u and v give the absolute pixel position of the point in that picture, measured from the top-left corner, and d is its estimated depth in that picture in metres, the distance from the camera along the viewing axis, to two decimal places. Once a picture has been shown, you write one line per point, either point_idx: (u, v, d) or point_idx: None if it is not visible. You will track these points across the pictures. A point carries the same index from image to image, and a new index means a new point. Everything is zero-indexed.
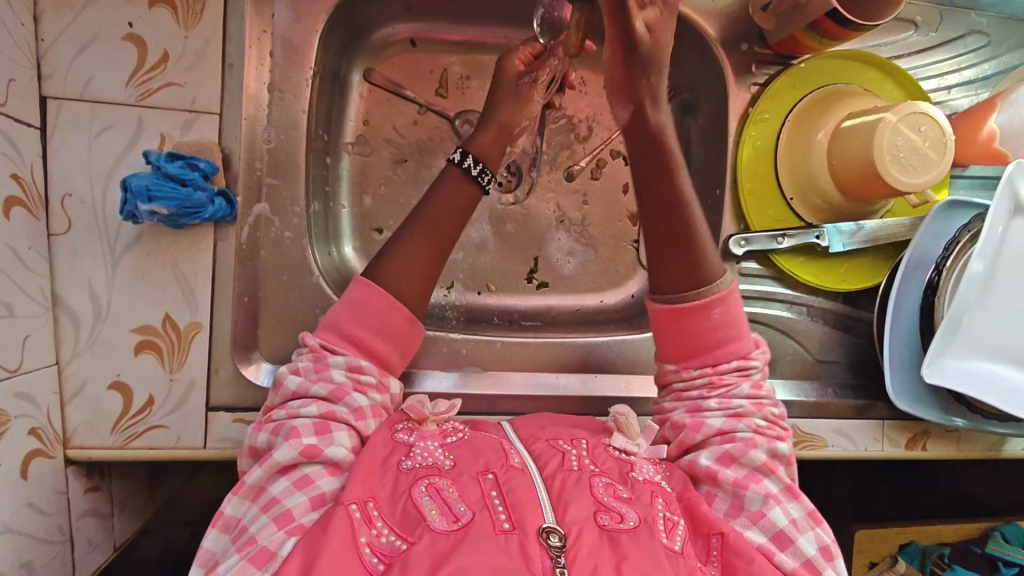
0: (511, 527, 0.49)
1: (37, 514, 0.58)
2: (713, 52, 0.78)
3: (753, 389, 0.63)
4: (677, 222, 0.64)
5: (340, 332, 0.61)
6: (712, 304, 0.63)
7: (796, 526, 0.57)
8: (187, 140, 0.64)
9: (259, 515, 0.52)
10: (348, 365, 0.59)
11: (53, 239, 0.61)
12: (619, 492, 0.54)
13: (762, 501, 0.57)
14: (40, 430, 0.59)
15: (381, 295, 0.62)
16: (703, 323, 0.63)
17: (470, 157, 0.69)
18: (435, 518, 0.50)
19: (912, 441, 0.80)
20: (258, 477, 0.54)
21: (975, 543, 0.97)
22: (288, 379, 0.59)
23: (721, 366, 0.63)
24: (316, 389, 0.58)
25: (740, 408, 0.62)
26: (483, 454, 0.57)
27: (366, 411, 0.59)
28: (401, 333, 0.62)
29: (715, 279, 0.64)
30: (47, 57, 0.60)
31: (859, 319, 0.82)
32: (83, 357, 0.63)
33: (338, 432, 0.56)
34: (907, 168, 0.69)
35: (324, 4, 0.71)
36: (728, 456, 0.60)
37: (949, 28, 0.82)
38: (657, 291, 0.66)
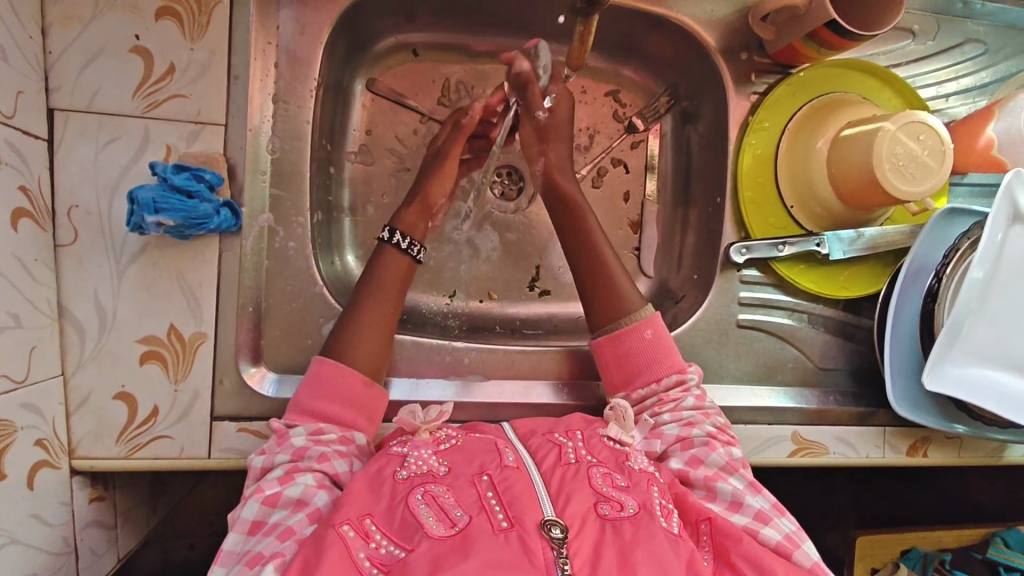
0: (510, 525, 0.48)
1: (42, 524, 0.58)
2: (713, 61, 0.79)
3: (698, 401, 0.67)
4: (594, 260, 0.73)
5: (302, 410, 0.62)
6: (642, 327, 0.69)
7: (763, 512, 0.58)
8: (192, 152, 0.64)
9: (236, 566, 0.51)
10: (311, 432, 0.60)
11: (60, 250, 0.61)
12: (617, 481, 0.55)
13: (729, 497, 0.59)
14: (46, 440, 0.59)
15: (334, 367, 0.63)
16: (637, 348, 0.69)
17: (398, 233, 0.71)
18: (432, 525, 0.49)
19: (914, 447, 0.80)
20: (234, 540, 0.54)
21: (976, 548, 0.97)
22: (254, 460, 0.59)
23: (661, 381, 0.68)
24: (279, 456, 0.59)
25: (690, 417, 0.65)
26: (478, 457, 0.57)
27: (331, 454, 0.59)
28: (360, 399, 0.63)
29: (639, 308, 0.71)
30: (54, 70, 0.61)
31: (860, 326, 0.83)
32: (88, 367, 0.63)
33: (303, 476, 0.57)
34: (905, 176, 0.70)
35: (328, 15, 0.71)
36: (695, 459, 0.62)
37: (946, 37, 0.83)
38: (596, 330, 0.72)
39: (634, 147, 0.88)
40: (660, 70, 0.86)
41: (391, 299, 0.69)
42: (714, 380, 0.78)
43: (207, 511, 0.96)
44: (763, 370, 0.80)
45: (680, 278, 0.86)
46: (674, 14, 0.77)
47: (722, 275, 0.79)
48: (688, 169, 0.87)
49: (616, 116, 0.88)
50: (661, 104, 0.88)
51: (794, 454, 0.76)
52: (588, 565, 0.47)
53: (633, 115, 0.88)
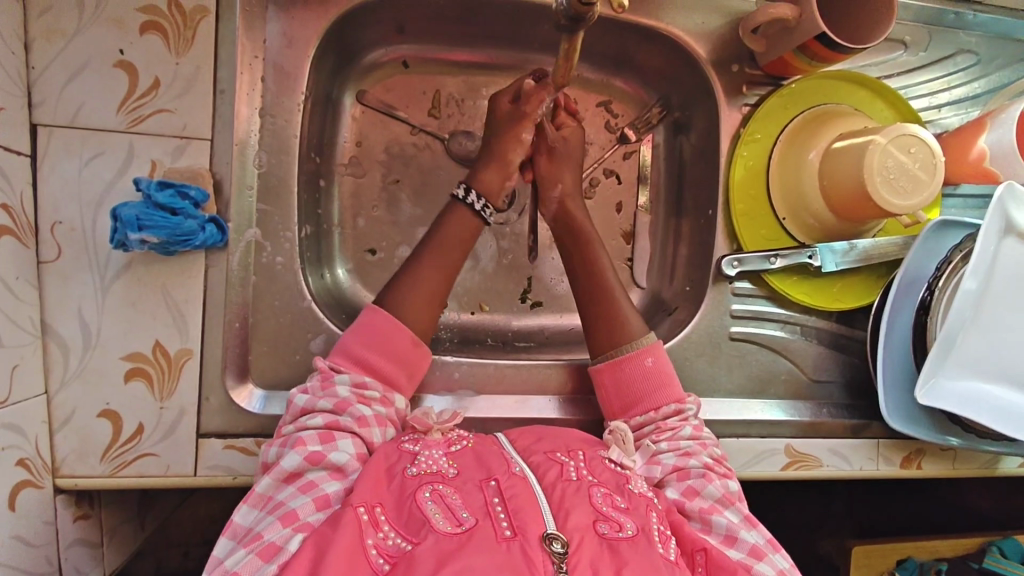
0: (513, 534, 0.48)
1: (25, 546, 0.58)
2: (704, 72, 0.78)
3: (695, 430, 0.67)
4: (599, 286, 0.74)
5: (350, 355, 0.63)
6: (642, 354, 0.69)
7: (759, 549, 0.57)
8: (177, 166, 0.64)
9: (267, 515, 0.52)
10: (355, 383, 0.61)
11: (43, 267, 0.61)
12: (617, 502, 0.55)
13: (724, 531, 0.59)
14: (28, 460, 0.58)
15: (387, 319, 0.65)
16: (636, 373, 0.69)
17: (474, 193, 0.73)
18: (439, 521, 0.49)
19: (908, 460, 0.80)
20: (265, 485, 0.54)
21: (972, 558, 0.97)
22: (296, 398, 0.60)
23: (661, 410, 0.68)
24: (322, 403, 0.59)
25: (688, 447, 0.65)
26: (487, 463, 0.57)
27: (369, 420, 0.60)
28: (408, 356, 0.65)
29: (640, 336, 0.71)
30: (37, 85, 0.60)
31: (853, 338, 0.82)
32: (72, 385, 0.62)
33: (343, 440, 0.57)
34: (896, 189, 0.69)
35: (316, 28, 0.71)
36: (691, 490, 0.62)
37: (938, 47, 0.83)
38: (596, 352, 0.72)
39: (626, 158, 0.87)
40: (652, 81, 0.86)
41: (456, 253, 0.71)
42: (706, 393, 0.78)
43: (198, 525, 0.96)
44: (756, 382, 0.79)
45: (672, 290, 0.85)
46: (665, 26, 0.77)
47: (714, 287, 0.79)
48: (680, 180, 0.87)
49: (608, 127, 0.87)
50: (653, 114, 0.87)
51: (787, 467, 0.76)
52: (588, 575, 0.46)
53: (625, 126, 0.87)
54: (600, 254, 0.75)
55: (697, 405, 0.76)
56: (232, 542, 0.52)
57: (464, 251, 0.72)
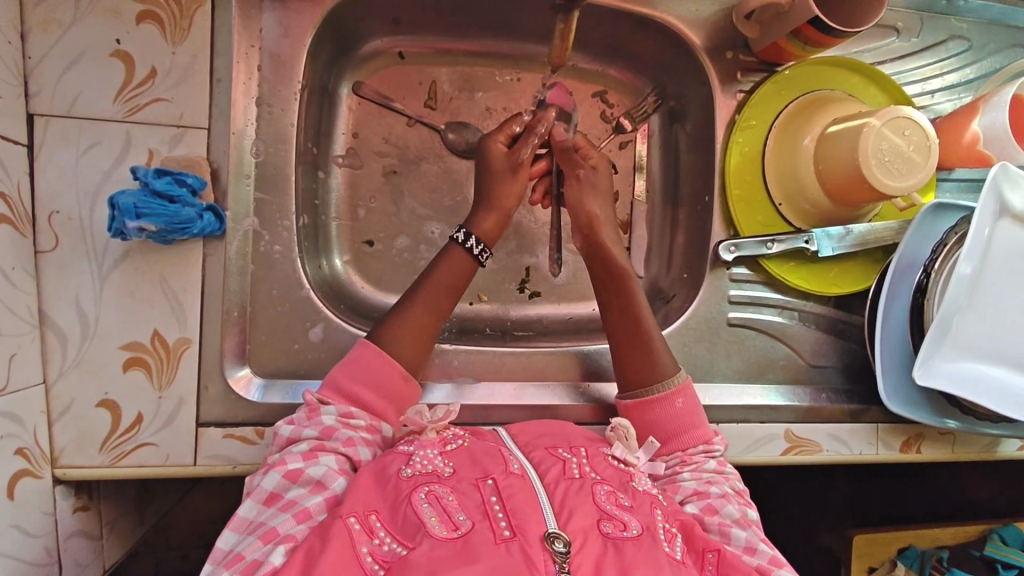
0: (512, 535, 0.48)
1: (24, 535, 0.57)
2: (698, 59, 0.79)
3: (719, 465, 0.66)
4: (635, 324, 0.72)
5: (339, 389, 0.63)
6: (674, 395, 0.68)
7: (777, 560, 0.57)
8: (174, 155, 0.64)
9: (247, 537, 0.52)
10: (341, 412, 0.61)
11: (41, 257, 0.61)
12: (621, 500, 0.55)
13: (742, 545, 0.58)
14: (27, 449, 0.58)
15: (375, 352, 0.65)
16: (668, 413, 0.67)
17: (472, 238, 0.73)
18: (435, 524, 0.49)
19: (907, 444, 0.80)
20: (248, 508, 0.54)
21: (973, 545, 0.97)
22: (281, 427, 0.60)
23: (689, 450, 0.66)
24: (307, 431, 0.59)
25: (709, 477, 0.64)
26: (482, 460, 0.56)
27: (356, 440, 0.60)
28: (395, 389, 0.64)
29: (670, 374, 0.69)
30: (34, 75, 0.60)
31: (850, 322, 0.83)
32: (70, 375, 0.62)
33: (326, 457, 0.57)
34: (891, 171, 0.70)
35: (312, 18, 0.71)
36: (710, 507, 0.61)
37: (930, 33, 0.83)
38: (625, 389, 0.70)
39: (622, 147, 0.87)
40: (647, 71, 0.86)
41: (445, 298, 0.70)
42: (705, 379, 0.78)
43: (197, 523, 0.95)
44: (755, 368, 0.79)
45: (670, 278, 0.85)
46: (659, 14, 0.78)
47: (711, 273, 0.79)
48: (676, 169, 0.87)
49: (604, 117, 0.88)
50: (648, 104, 0.88)
51: (787, 452, 0.76)
52: None
53: (621, 116, 0.88)
54: (632, 283, 0.74)
55: (696, 391, 0.76)
56: (214, 567, 0.51)
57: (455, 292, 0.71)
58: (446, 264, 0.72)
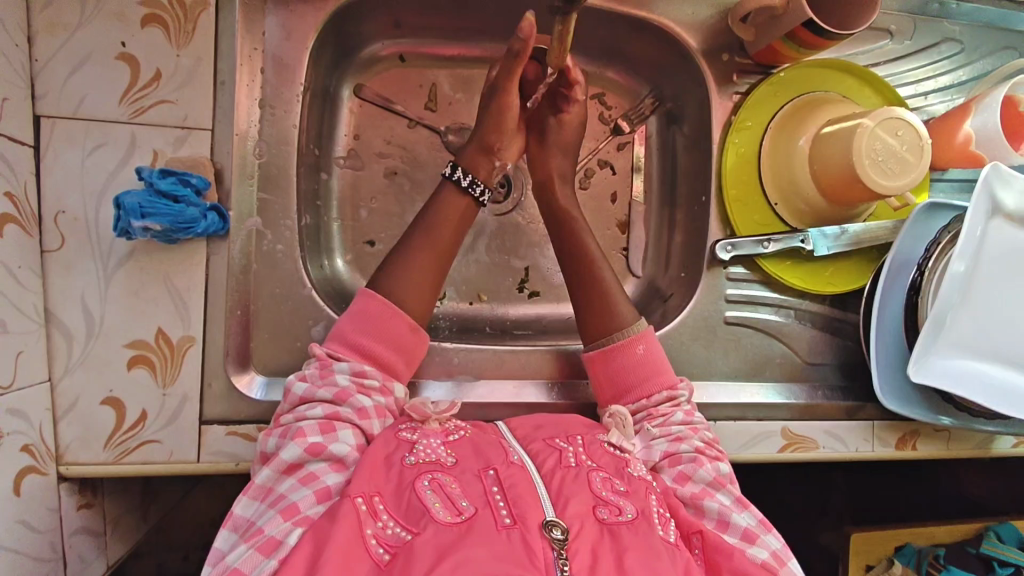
0: (512, 522, 0.49)
1: (30, 531, 0.58)
2: (695, 62, 0.80)
3: (687, 416, 0.67)
4: (589, 273, 0.73)
5: (346, 341, 0.63)
6: (635, 342, 0.69)
7: (750, 535, 0.58)
8: (178, 156, 0.65)
9: (267, 510, 0.52)
10: (354, 371, 0.61)
11: (47, 256, 0.61)
12: (616, 486, 0.55)
13: (715, 516, 0.59)
14: (33, 446, 0.59)
15: (382, 305, 0.64)
16: (631, 361, 0.69)
17: (459, 170, 0.72)
18: (438, 510, 0.50)
19: (902, 441, 0.81)
20: (265, 477, 0.55)
21: (970, 543, 0.97)
22: (294, 386, 0.60)
23: (652, 398, 0.68)
24: (321, 393, 0.59)
25: (678, 433, 0.65)
26: (484, 452, 0.57)
27: (370, 411, 0.60)
28: (404, 342, 0.65)
29: (629, 323, 0.70)
30: (40, 77, 0.61)
31: (846, 321, 0.84)
32: (76, 372, 0.63)
33: (343, 430, 0.58)
34: (885, 171, 0.71)
35: (314, 21, 0.72)
36: (683, 475, 0.62)
37: (923, 36, 0.84)
38: (589, 341, 0.72)
39: (620, 148, 0.89)
40: (644, 73, 0.88)
41: (451, 233, 0.70)
42: (702, 377, 0.79)
43: (199, 523, 0.96)
44: (752, 366, 0.80)
45: (668, 278, 0.86)
46: (656, 17, 0.79)
47: (708, 272, 0.80)
48: (673, 170, 0.88)
49: (602, 118, 0.89)
50: (646, 105, 0.89)
51: (784, 449, 0.77)
52: (587, 564, 0.47)
53: (619, 117, 0.89)
54: (585, 236, 0.75)
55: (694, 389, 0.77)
56: (234, 536, 0.53)
57: (457, 230, 0.71)
58: (442, 203, 0.71)
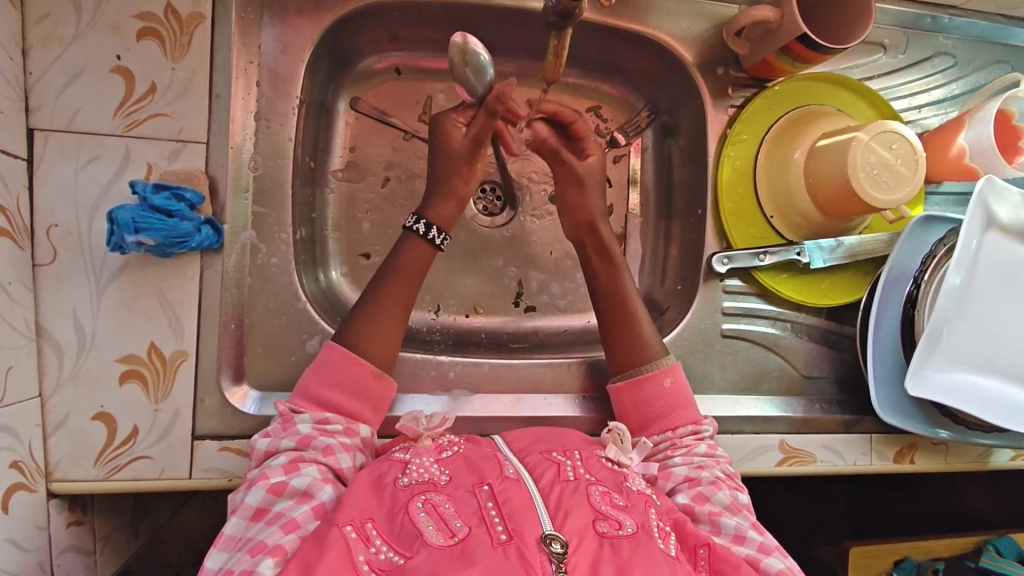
0: (509, 538, 0.48)
1: (17, 549, 0.57)
2: (691, 75, 0.80)
3: (710, 448, 0.67)
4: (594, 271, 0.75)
5: (309, 395, 0.63)
6: (663, 373, 0.69)
7: (765, 547, 0.57)
8: (173, 169, 0.64)
9: (236, 553, 0.51)
10: (316, 420, 0.61)
11: (39, 270, 0.61)
12: (615, 500, 0.55)
13: (731, 535, 0.59)
14: (22, 463, 0.58)
15: (344, 354, 0.64)
16: (659, 392, 0.69)
17: (432, 228, 0.71)
18: (431, 533, 0.49)
19: (900, 454, 0.80)
20: (234, 527, 0.53)
21: (970, 556, 0.97)
22: (258, 443, 0.60)
23: (678, 429, 0.68)
24: (284, 442, 0.59)
25: (701, 463, 0.65)
26: (479, 467, 0.56)
27: (335, 448, 0.59)
28: (368, 389, 0.63)
29: (659, 356, 0.71)
30: (34, 90, 0.61)
31: (842, 333, 0.83)
32: (66, 388, 0.62)
33: (308, 467, 0.57)
34: (879, 184, 0.71)
35: (309, 34, 0.73)
36: (701, 495, 0.62)
37: (916, 50, 0.85)
38: (616, 371, 0.72)
39: (616, 162, 0.88)
40: (639, 86, 0.88)
41: (412, 282, 0.69)
42: (699, 391, 0.78)
43: (189, 539, 0.94)
44: (749, 379, 0.80)
45: (664, 290, 0.86)
46: (651, 31, 0.79)
47: (705, 286, 0.80)
48: (670, 182, 0.88)
49: (599, 131, 0.89)
50: (641, 119, 0.89)
51: (782, 463, 0.76)
52: None
53: (615, 130, 0.89)
54: (616, 259, 0.76)
55: None
56: None
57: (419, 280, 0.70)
58: (406, 254, 0.70)
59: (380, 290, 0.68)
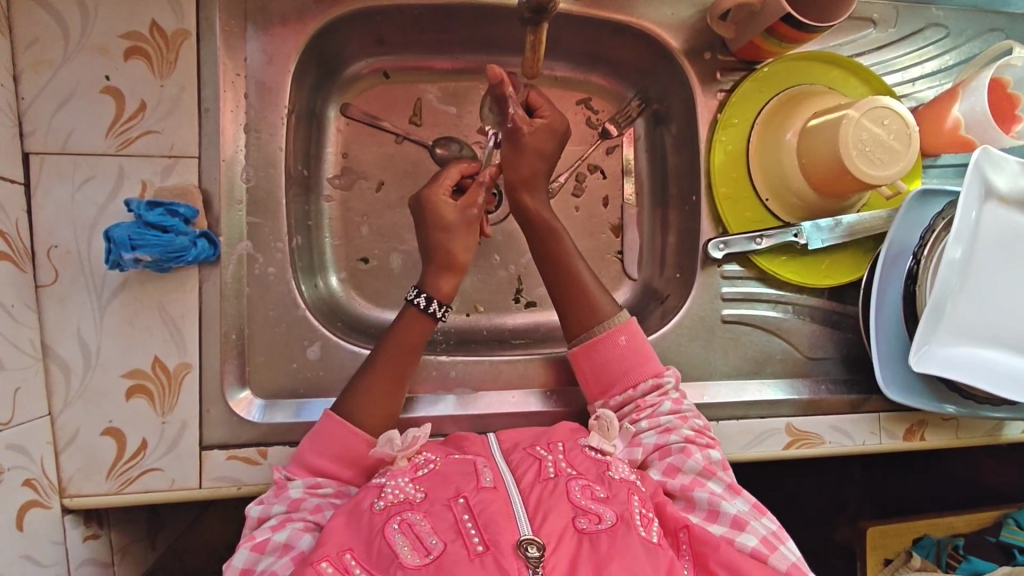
0: (485, 549, 0.48)
1: (35, 565, 0.58)
2: (678, 62, 0.80)
3: (675, 405, 0.67)
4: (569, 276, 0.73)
5: (304, 463, 0.62)
6: (617, 332, 0.69)
7: (738, 523, 0.57)
8: (167, 185, 0.65)
9: None
10: (308, 484, 0.61)
11: (42, 291, 0.62)
12: (596, 493, 0.55)
13: (704, 511, 0.59)
14: (35, 480, 0.60)
15: (338, 423, 0.63)
16: (614, 352, 0.69)
17: (423, 296, 0.70)
18: (407, 554, 0.49)
19: (910, 432, 0.80)
20: None
21: (989, 531, 0.96)
22: (250, 509, 0.60)
23: (639, 387, 0.68)
24: (275, 508, 0.59)
25: (667, 424, 0.65)
26: (453, 479, 0.56)
27: (324, 506, 0.60)
28: (363, 457, 0.63)
29: (612, 314, 0.71)
30: (27, 115, 0.62)
31: (846, 313, 0.83)
32: (75, 405, 0.63)
33: (294, 524, 0.57)
34: (873, 161, 0.71)
35: (295, 44, 0.73)
36: (672, 468, 0.62)
37: (907, 23, 0.84)
38: (572, 338, 0.72)
39: (610, 152, 0.88)
40: (628, 76, 0.88)
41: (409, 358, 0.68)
42: (702, 378, 0.78)
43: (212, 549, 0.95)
44: (753, 364, 0.80)
45: (663, 279, 0.86)
46: (636, 20, 0.79)
47: (703, 273, 0.80)
48: (663, 170, 0.88)
49: (590, 123, 0.89)
50: (633, 108, 0.89)
51: (790, 446, 0.76)
52: None
53: (606, 121, 0.89)
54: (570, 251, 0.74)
55: (696, 390, 0.77)
56: None
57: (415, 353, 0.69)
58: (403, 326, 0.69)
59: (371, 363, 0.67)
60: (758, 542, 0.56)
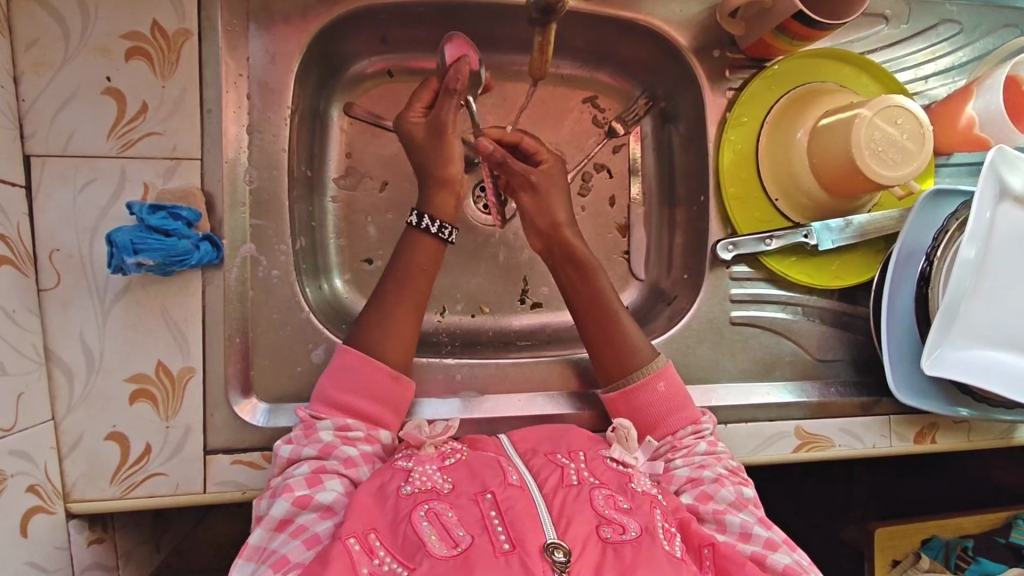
0: (511, 547, 0.48)
1: (39, 571, 0.58)
2: (687, 60, 0.79)
3: (710, 446, 0.66)
4: (602, 301, 0.72)
5: (328, 401, 0.63)
6: (655, 379, 0.68)
7: (772, 544, 0.57)
8: (169, 187, 0.65)
9: (260, 566, 0.53)
10: (338, 426, 0.61)
11: (44, 294, 0.61)
12: (619, 503, 0.54)
13: (735, 534, 0.59)
14: (38, 486, 0.59)
15: (361, 358, 0.64)
16: (652, 399, 0.68)
17: (426, 217, 0.71)
18: (434, 543, 0.49)
19: (921, 434, 0.79)
20: (259, 537, 0.55)
21: (999, 532, 0.95)
22: (281, 448, 0.60)
23: (677, 433, 0.67)
24: (306, 450, 0.59)
25: (701, 461, 0.64)
26: (481, 474, 0.55)
27: (357, 460, 0.60)
28: (387, 392, 0.64)
29: (648, 360, 0.70)
30: (28, 117, 0.61)
31: (856, 315, 0.82)
32: (78, 410, 0.63)
33: (330, 480, 0.57)
34: (886, 161, 0.69)
35: (297, 43, 0.72)
36: (704, 494, 0.62)
37: (920, 19, 0.82)
38: (606, 383, 0.71)
39: (616, 151, 0.87)
40: (636, 74, 0.86)
41: (425, 284, 0.69)
42: (710, 381, 0.77)
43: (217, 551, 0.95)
44: (761, 366, 0.79)
45: (671, 280, 0.85)
46: (644, 17, 0.77)
47: (711, 274, 0.79)
48: (671, 169, 0.87)
49: (596, 121, 0.87)
50: (639, 106, 0.87)
51: (799, 449, 0.75)
52: None
53: (613, 120, 0.87)
54: (600, 276, 0.74)
55: (705, 393, 0.76)
56: None
57: (430, 278, 0.70)
58: (412, 250, 0.70)
59: (387, 292, 0.68)
60: (790, 564, 0.56)
